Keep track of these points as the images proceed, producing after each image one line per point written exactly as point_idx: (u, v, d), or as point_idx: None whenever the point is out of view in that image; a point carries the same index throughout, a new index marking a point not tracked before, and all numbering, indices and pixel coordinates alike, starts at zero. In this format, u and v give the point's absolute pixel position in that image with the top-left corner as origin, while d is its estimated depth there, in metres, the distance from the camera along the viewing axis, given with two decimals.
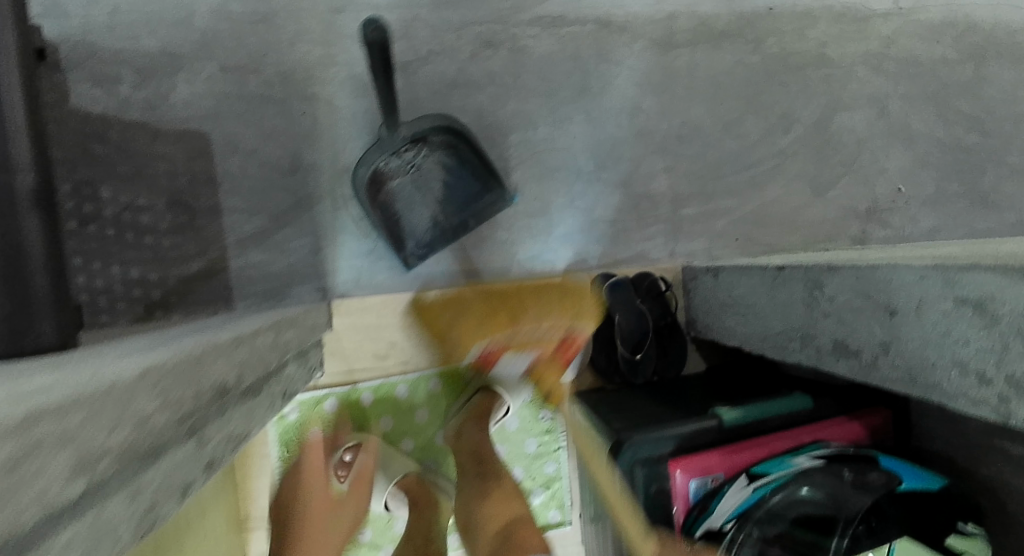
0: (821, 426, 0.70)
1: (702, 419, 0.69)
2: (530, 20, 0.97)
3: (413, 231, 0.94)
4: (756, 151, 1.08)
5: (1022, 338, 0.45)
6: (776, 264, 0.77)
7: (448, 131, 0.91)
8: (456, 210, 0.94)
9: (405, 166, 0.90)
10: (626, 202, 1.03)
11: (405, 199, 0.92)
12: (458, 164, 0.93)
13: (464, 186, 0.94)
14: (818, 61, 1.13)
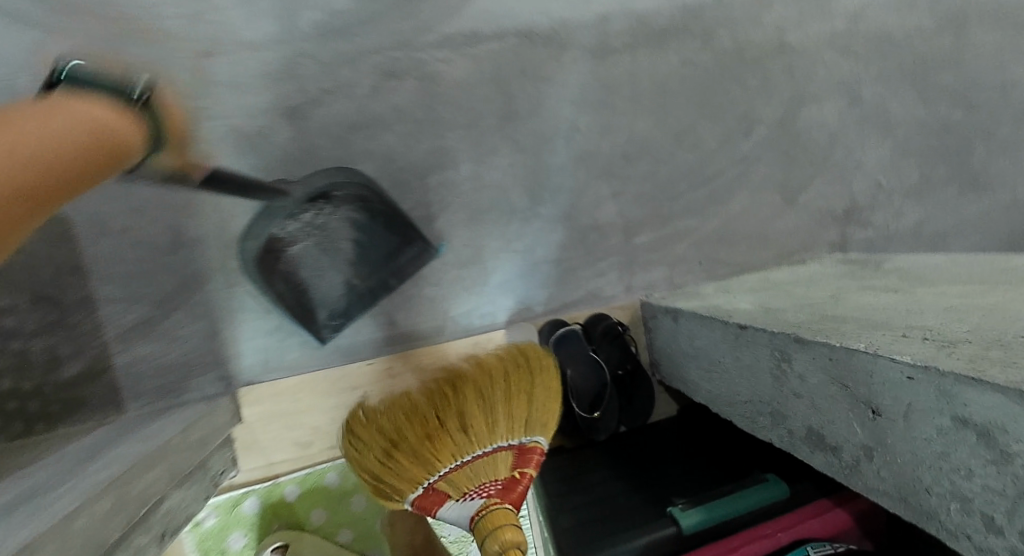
0: (801, 522, 0.60)
1: (651, 529, 0.60)
2: (438, 41, 0.84)
3: (325, 300, 0.81)
4: (715, 161, 0.96)
5: None
6: (738, 321, 0.65)
7: (352, 185, 0.75)
8: (373, 271, 0.82)
9: (304, 232, 0.74)
10: (572, 238, 0.90)
11: (308, 266, 0.77)
12: (371, 220, 0.78)
13: (379, 242, 0.80)
14: (779, 49, 0.99)
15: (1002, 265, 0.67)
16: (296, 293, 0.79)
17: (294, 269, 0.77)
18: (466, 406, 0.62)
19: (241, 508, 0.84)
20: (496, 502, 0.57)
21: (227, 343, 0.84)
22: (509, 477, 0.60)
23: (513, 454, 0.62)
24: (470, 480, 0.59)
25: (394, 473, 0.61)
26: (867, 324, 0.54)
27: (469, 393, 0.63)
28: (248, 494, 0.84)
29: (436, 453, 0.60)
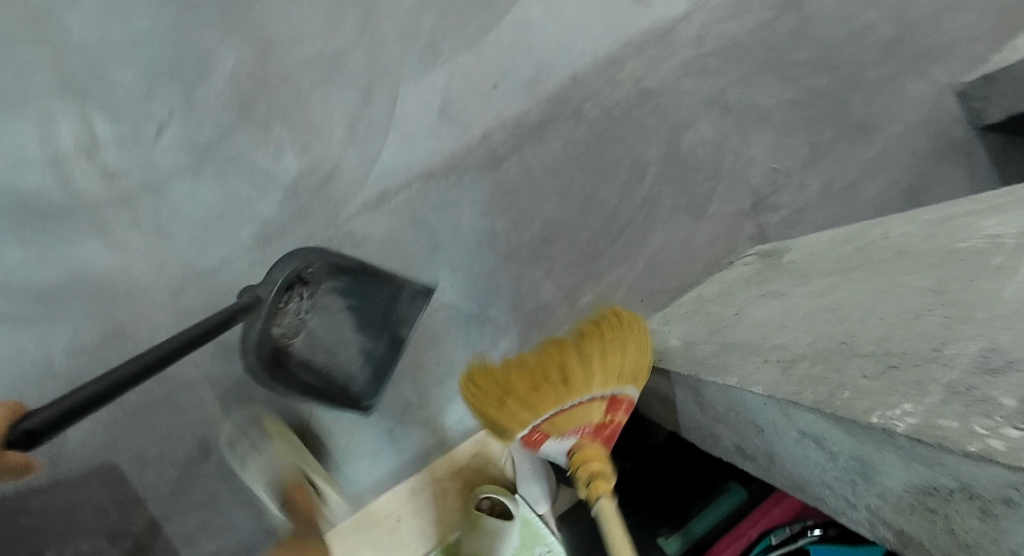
0: (762, 513, 0.91)
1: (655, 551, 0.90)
2: (358, 210, 0.99)
3: (348, 374, 0.94)
4: (622, 213, 1.10)
5: (863, 477, 0.47)
6: (665, 366, 0.79)
7: (321, 254, 0.86)
8: (377, 328, 0.95)
9: (301, 317, 0.89)
10: (523, 318, 1.07)
11: (320, 343, 0.91)
12: (354, 287, 0.93)
13: (366, 298, 0.94)
14: (646, 92, 1.10)
15: (863, 240, 0.76)
16: (321, 373, 0.91)
17: (311, 352, 0.90)
18: (567, 363, 0.77)
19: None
20: (588, 441, 0.73)
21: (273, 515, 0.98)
22: (601, 422, 0.75)
23: (605, 404, 0.76)
24: (569, 423, 0.75)
25: (503, 416, 0.76)
26: (742, 352, 0.66)
27: (569, 351, 0.78)
28: None
29: (544, 403, 0.75)
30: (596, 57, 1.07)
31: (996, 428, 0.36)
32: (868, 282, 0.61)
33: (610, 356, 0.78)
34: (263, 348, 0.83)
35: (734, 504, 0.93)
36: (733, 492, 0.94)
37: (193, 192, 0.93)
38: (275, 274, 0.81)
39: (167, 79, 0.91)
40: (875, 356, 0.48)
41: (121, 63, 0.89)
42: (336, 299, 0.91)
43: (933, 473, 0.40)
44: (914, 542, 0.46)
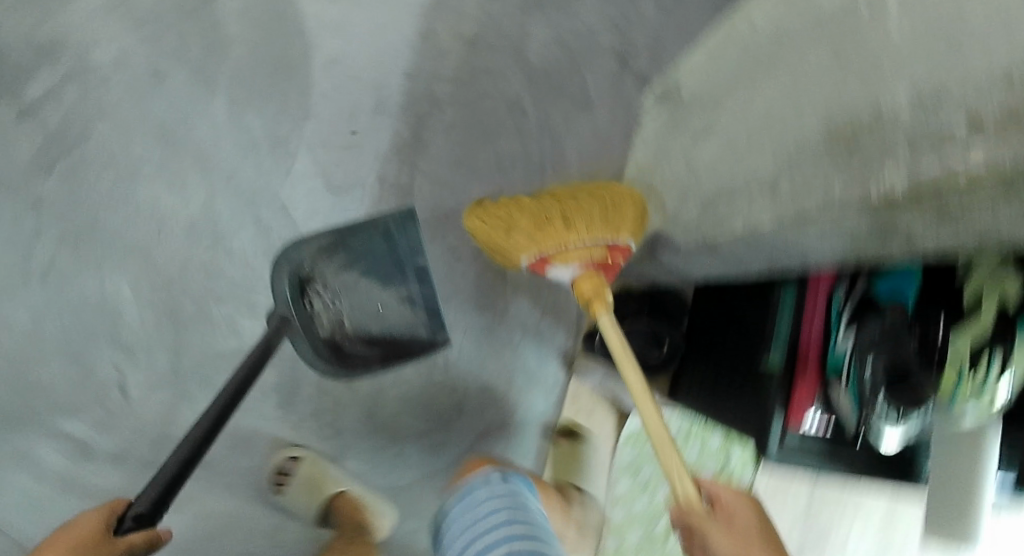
0: (816, 291, 0.80)
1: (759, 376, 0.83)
2: None
3: (410, 323, 1.01)
4: (532, 147, 1.08)
5: (890, 238, 0.56)
6: (676, 247, 0.86)
7: (296, 251, 0.96)
8: (402, 274, 1.00)
9: (334, 305, 0.97)
10: (529, 298, 1.06)
11: (366, 317, 0.99)
12: (356, 254, 0.98)
13: (376, 257, 0.98)
14: (469, 36, 1.08)
15: (742, 34, 0.76)
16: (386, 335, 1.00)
17: (366, 327, 0.99)
18: (568, 214, 0.83)
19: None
20: (588, 273, 0.83)
21: None
22: (599, 263, 0.84)
23: (603, 249, 0.83)
24: (572, 255, 0.83)
25: (506, 244, 0.86)
26: (727, 195, 0.72)
27: (571, 203, 0.86)
28: None
29: (547, 238, 0.83)
30: (408, 46, 1.07)
31: (967, 155, 0.44)
32: (780, 83, 0.64)
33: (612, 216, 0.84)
34: (320, 348, 0.96)
35: (789, 304, 0.83)
36: (784, 295, 0.83)
37: (196, 407, 1.00)
38: (276, 286, 0.93)
39: (97, 341, 0.97)
40: (834, 143, 0.55)
41: (46, 358, 0.95)
42: (348, 275, 0.97)
43: (938, 203, 0.48)
44: (954, 249, 0.53)
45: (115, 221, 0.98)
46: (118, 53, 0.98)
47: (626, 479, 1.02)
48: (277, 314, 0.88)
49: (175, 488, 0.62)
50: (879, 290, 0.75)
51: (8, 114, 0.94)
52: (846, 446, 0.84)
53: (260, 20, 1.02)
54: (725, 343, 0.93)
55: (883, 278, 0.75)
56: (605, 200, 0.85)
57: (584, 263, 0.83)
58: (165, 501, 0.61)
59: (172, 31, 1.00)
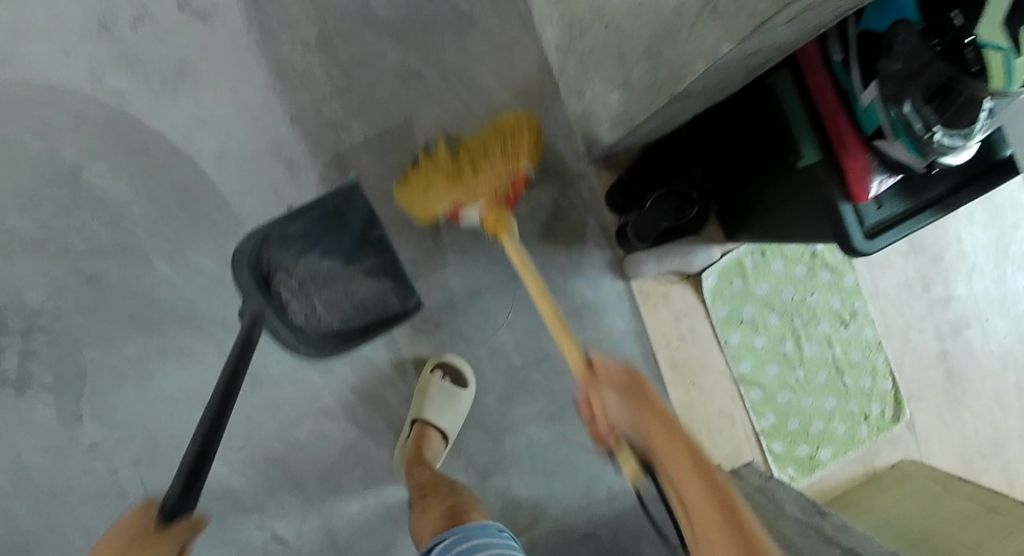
0: (809, 68, 0.73)
1: (804, 178, 0.77)
2: (401, 371, 0.96)
3: (381, 294, 0.93)
4: (451, 102, 0.99)
5: None
6: (641, 118, 0.77)
7: (259, 242, 0.88)
8: (360, 244, 0.93)
9: (301, 292, 0.88)
10: (542, 239, 1.01)
11: (337, 299, 0.90)
12: (312, 236, 0.90)
13: (332, 236, 0.91)
14: (318, 43, 0.96)
15: None
16: (355, 315, 0.92)
17: (339, 308, 0.91)
18: (468, 165, 0.86)
19: (775, 466, 1.07)
20: (493, 205, 0.84)
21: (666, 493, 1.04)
22: (505, 192, 0.85)
23: (506, 179, 0.85)
24: (477, 193, 0.84)
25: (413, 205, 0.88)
26: (666, 35, 0.63)
27: (473, 150, 0.88)
28: (771, 448, 1.07)
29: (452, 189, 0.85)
30: (273, 90, 0.95)
31: None
32: None
33: (507, 152, 0.86)
34: (295, 329, 0.88)
35: (791, 95, 0.76)
36: (782, 90, 0.77)
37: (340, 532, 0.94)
38: (239, 279, 0.84)
39: (231, 518, 0.93)
40: None
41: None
42: (310, 258, 0.89)
43: None
44: None
45: (161, 426, 0.91)
46: (48, 283, 0.89)
47: (735, 331, 1.06)
48: (253, 311, 0.78)
49: (205, 462, 0.60)
50: (875, 27, 0.65)
51: (9, 398, 0.88)
52: (918, 187, 0.78)
53: (134, 166, 0.91)
54: (754, 162, 0.88)
55: (869, 14, 0.65)
56: (501, 131, 0.89)
57: (487, 200, 0.83)
58: (192, 489, 0.58)
59: (68, 232, 0.90)
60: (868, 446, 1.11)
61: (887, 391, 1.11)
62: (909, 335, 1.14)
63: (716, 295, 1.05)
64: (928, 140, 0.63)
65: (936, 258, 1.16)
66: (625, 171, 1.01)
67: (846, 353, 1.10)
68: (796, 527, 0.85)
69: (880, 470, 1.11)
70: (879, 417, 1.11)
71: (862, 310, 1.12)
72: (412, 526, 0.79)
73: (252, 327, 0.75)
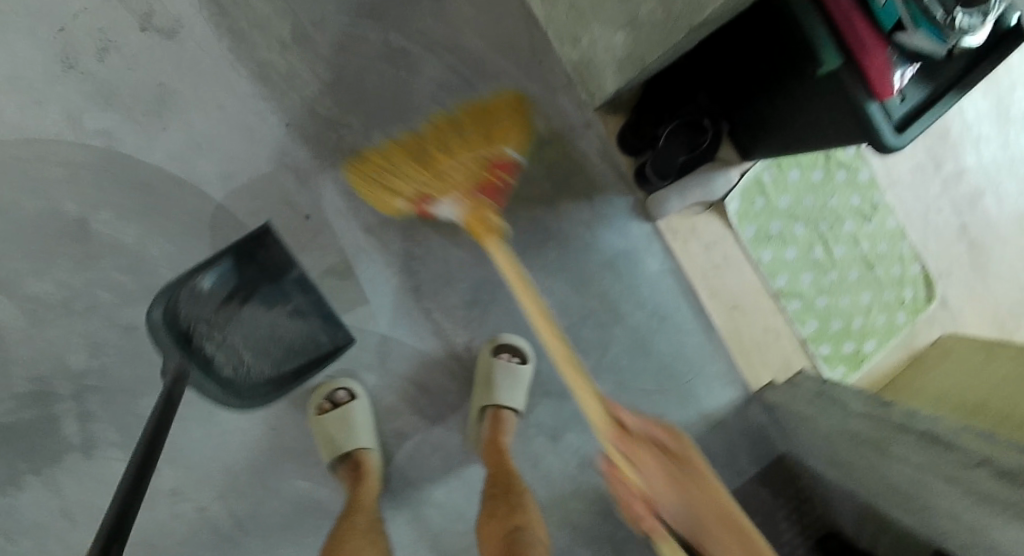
0: None
1: (829, 86, 0.76)
2: (454, 354, 0.97)
3: (305, 333, 0.92)
4: (443, 74, 0.96)
5: None
6: (655, 57, 0.75)
7: (169, 298, 0.85)
8: (282, 287, 0.91)
9: (225, 344, 0.87)
10: (564, 196, 1.00)
11: (258, 340, 0.90)
12: (233, 285, 0.89)
13: (247, 279, 0.89)
14: (294, 39, 0.92)
15: None
16: (286, 358, 0.91)
17: (266, 352, 0.90)
18: (444, 145, 0.89)
19: (824, 367, 1.10)
20: (472, 196, 0.86)
21: (726, 415, 1.08)
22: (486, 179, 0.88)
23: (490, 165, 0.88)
24: (454, 177, 0.87)
25: (383, 192, 0.89)
26: None
27: (451, 134, 0.91)
28: (818, 352, 1.10)
29: (427, 172, 0.88)
30: (261, 98, 0.91)
31: None
32: None
33: (485, 135, 0.90)
34: (226, 386, 0.88)
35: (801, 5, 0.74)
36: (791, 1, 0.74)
37: (429, 519, 0.96)
38: (159, 340, 0.84)
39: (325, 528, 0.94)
40: None
41: None
42: (231, 308, 0.88)
43: None
44: None
45: (236, 457, 0.91)
46: (87, 342, 0.87)
47: (766, 248, 1.07)
48: (180, 367, 0.74)
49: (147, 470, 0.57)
50: None
51: (79, 461, 0.88)
52: (938, 66, 0.75)
53: (140, 207, 0.88)
54: (766, 77, 0.87)
55: None
56: (483, 117, 0.92)
57: (465, 188, 0.86)
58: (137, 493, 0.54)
59: (91, 287, 0.87)
60: (907, 329, 1.14)
61: (916, 275, 1.14)
62: (929, 216, 1.16)
63: (742, 216, 1.06)
64: (948, 24, 0.61)
65: (943, 136, 1.17)
66: (632, 113, 1.00)
67: (874, 247, 1.12)
68: (861, 422, 0.89)
69: (921, 350, 1.15)
70: (912, 301, 1.13)
71: (881, 202, 1.13)
72: (478, 530, 0.78)
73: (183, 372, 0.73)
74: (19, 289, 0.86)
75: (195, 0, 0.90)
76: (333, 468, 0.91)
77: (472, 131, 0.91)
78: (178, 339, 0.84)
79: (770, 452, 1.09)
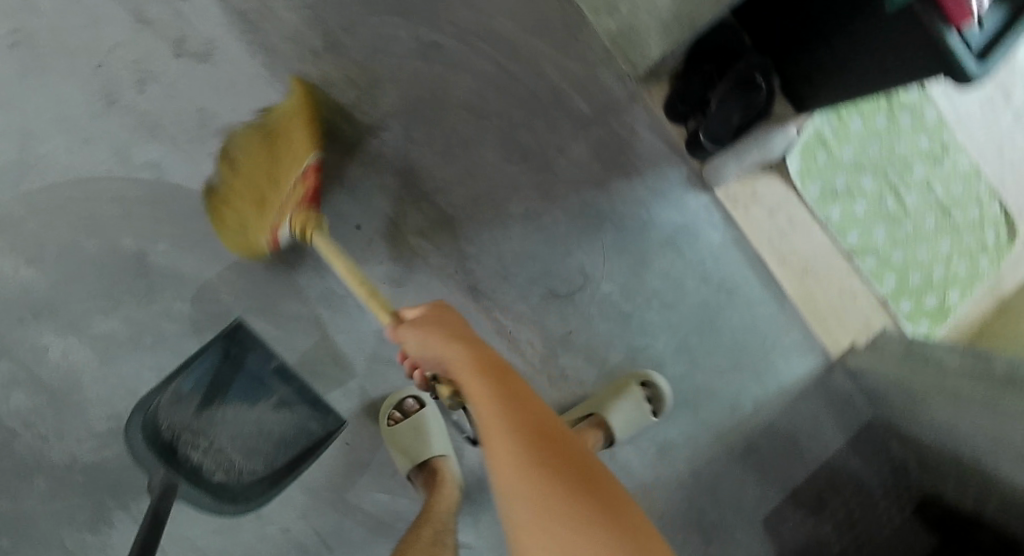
0: None
1: (902, 14, 0.69)
2: (519, 349, 0.94)
3: (295, 423, 0.89)
4: (477, 63, 0.93)
5: None
6: (710, 13, 0.71)
7: (147, 408, 0.80)
8: (262, 380, 0.88)
9: (212, 449, 0.84)
10: (615, 175, 0.96)
11: (245, 440, 0.87)
12: (210, 389, 0.85)
13: (224, 380, 0.86)
14: (326, 47, 0.91)
15: None
16: (276, 452, 0.88)
17: (255, 451, 0.87)
18: (267, 174, 0.82)
19: (907, 324, 1.04)
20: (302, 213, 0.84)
21: (807, 384, 1.03)
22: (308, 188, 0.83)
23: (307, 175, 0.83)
24: (286, 204, 0.82)
25: (236, 240, 0.84)
26: None
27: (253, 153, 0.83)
28: (900, 308, 1.03)
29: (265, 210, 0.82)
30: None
31: None
32: None
33: (290, 146, 0.83)
34: (218, 494, 0.83)
35: None
36: None
37: (512, 519, 0.94)
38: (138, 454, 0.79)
39: None
40: None
41: None
42: (213, 411, 0.85)
43: None
44: None
45: (314, 475, 0.91)
46: (159, 373, 0.88)
47: (834, 205, 1.01)
48: (166, 480, 0.76)
49: None
50: None
51: None
52: None
53: (194, 234, 0.88)
54: (826, 19, 0.81)
55: None
56: (277, 126, 0.84)
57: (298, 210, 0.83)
58: None
59: (157, 318, 0.87)
60: (993, 275, 1.07)
61: (996, 215, 1.07)
62: (1004, 150, 1.08)
63: (804, 174, 1.00)
64: None
65: (1010, 62, 1.09)
66: (679, 76, 0.95)
67: (948, 191, 1.05)
68: (960, 377, 0.83)
69: (1011, 295, 1.07)
70: (995, 243, 1.06)
71: (951, 141, 1.06)
72: None
73: (165, 493, 0.73)
74: (88, 328, 0.87)
75: (226, 20, 0.90)
76: (411, 477, 0.89)
77: (271, 146, 0.83)
78: (162, 451, 0.80)
79: (857, 419, 1.03)
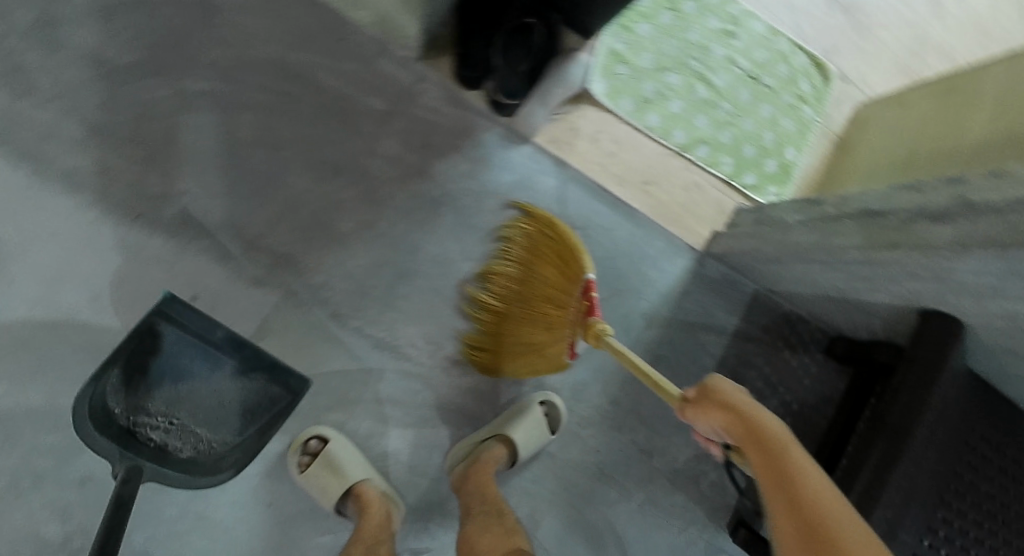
0: None
1: None
2: (404, 352, 0.95)
3: (256, 389, 0.88)
4: (258, 97, 0.91)
5: None
6: None
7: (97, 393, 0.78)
8: (213, 350, 0.86)
9: (176, 428, 0.85)
10: (433, 156, 0.96)
11: (206, 412, 0.87)
12: (160, 370, 0.85)
13: (174, 359, 0.86)
14: (96, 133, 0.87)
15: None
16: (244, 422, 0.87)
17: (221, 422, 0.87)
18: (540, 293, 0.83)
19: (757, 195, 1.07)
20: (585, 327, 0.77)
21: (687, 284, 1.06)
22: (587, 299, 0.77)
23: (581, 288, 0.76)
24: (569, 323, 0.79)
25: (535, 358, 0.86)
26: None
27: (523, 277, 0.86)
28: (745, 183, 1.07)
29: (546, 325, 0.82)
30: (93, 205, 0.87)
31: None
32: None
33: (556, 262, 0.82)
34: (189, 470, 0.81)
35: None
36: None
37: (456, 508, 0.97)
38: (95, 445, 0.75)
39: None
40: None
41: None
42: (168, 389, 0.85)
43: None
44: None
45: (250, 544, 0.90)
46: (50, 511, 0.84)
47: (650, 111, 1.04)
48: (129, 465, 0.72)
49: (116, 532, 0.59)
50: None
51: None
52: None
53: (31, 365, 0.84)
54: None
55: None
56: (539, 247, 0.86)
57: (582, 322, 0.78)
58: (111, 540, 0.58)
59: (26, 460, 0.84)
60: (820, 120, 1.11)
61: (804, 65, 1.10)
62: (792, 4, 1.12)
63: (611, 93, 1.03)
64: None
65: None
66: (456, 45, 0.94)
67: (753, 59, 1.09)
68: (798, 229, 0.87)
69: (841, 134, 1.12)
70: (811, 92, 1.10)
71: (740, 13, 1.09)
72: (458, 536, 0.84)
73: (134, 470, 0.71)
74: None
75: None
76: (341, 509, 0.90)
77: (540, 270, 0.84)
78: (117, 435, 0.78)
79: (741, 297, 1.08)
